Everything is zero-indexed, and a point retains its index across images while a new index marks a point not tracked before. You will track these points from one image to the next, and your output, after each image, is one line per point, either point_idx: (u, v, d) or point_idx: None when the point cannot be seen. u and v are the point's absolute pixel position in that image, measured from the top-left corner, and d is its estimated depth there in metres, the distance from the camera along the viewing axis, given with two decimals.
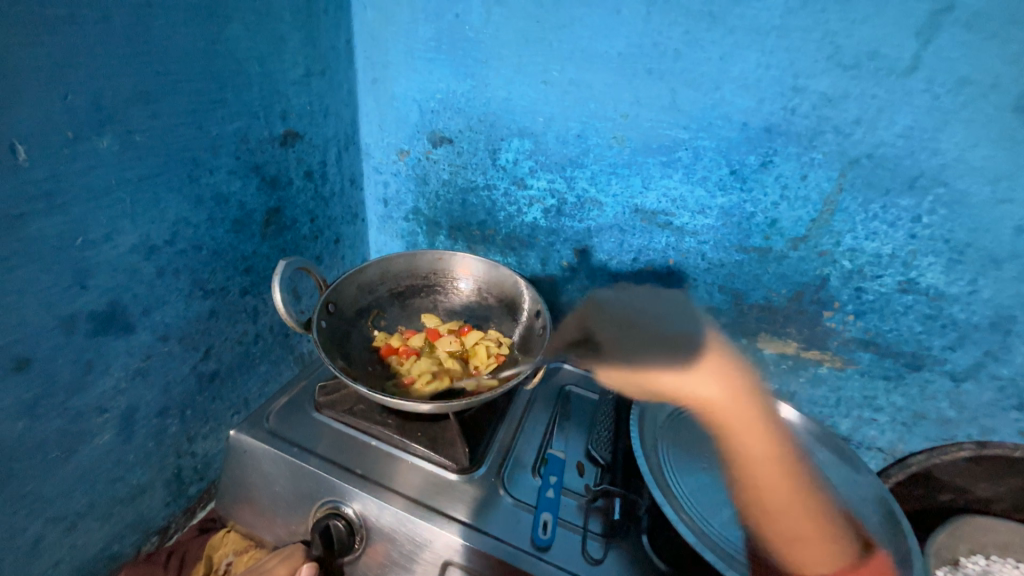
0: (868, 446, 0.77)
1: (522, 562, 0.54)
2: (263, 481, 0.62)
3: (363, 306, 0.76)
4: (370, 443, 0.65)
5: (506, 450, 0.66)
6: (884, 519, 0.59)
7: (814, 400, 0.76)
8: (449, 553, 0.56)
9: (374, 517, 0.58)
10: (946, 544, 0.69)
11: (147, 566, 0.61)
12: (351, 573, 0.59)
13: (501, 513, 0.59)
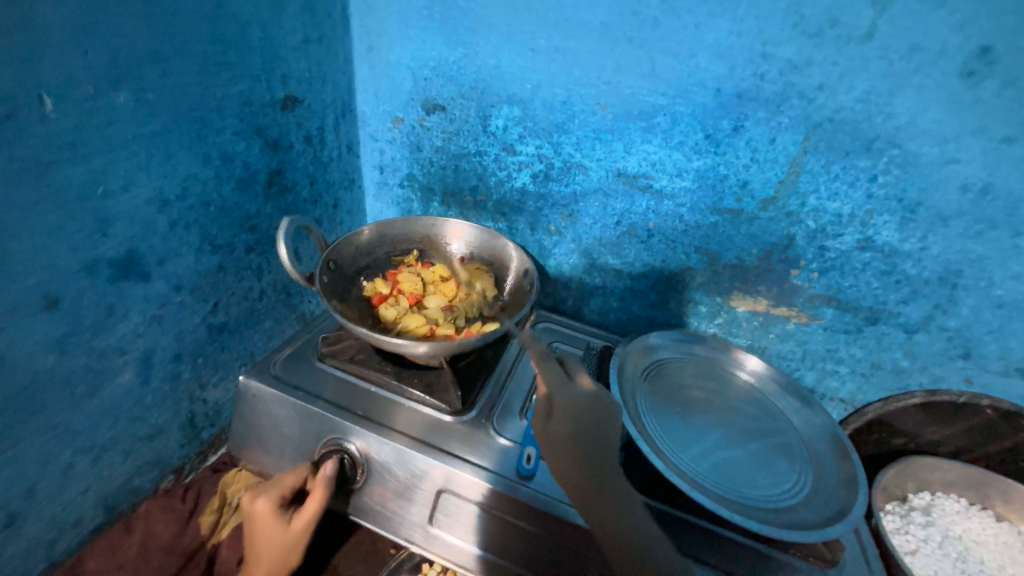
0: (830, 397, 0.83)
1: (509, 488, 0.60)
2: (271, 422, 0.67)
3: (361, 266, 0.81)
4: (371, 389, 0.71)
5: (495, 398, 0.73)
6: (835, 453, 0.66)
7: (782, 354, 0.82)
8: (445, 480, 0.62)
9: (375, 453, 0.64)
10: (894, 482, 0.75)
11: (167, 499, 0.66)
12: (356, 501, 0.64)
13: (490, 449, 0.65)
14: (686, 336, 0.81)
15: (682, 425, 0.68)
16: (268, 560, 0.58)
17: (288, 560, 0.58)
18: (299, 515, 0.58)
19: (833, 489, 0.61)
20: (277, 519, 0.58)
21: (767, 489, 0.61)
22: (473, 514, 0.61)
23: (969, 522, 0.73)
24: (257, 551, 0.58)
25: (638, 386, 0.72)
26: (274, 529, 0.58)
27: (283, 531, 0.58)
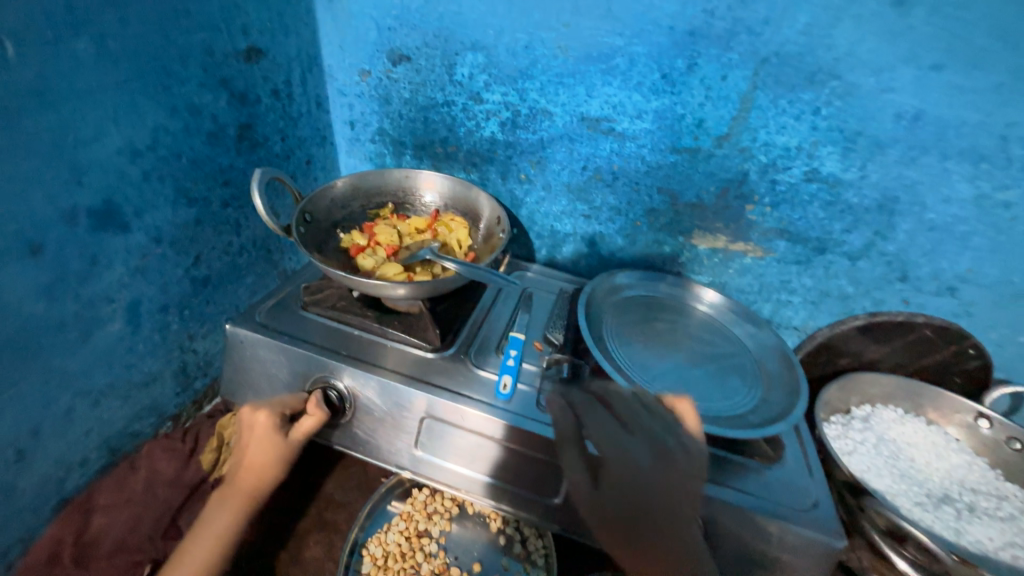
0: (785, 325, 0.90)
1: (487, 410, 0.66)
2: (260, 366, 0.71)
3: (337, 219, 0.83)
4: (354, 332, 0.75)
5: (472, 337, 0.78)
6: (782, 368, 0.73)
7: (741, 288, 0.88)
8: (427, 408, 0.67)
9: (361, 387, 0.69)
10: (838, 396, 0.82)
11: (168, 441, 0.71)
12: (346, 432, 0.70)
13: (469, 380, 0.71)
14: (649, 275, 0.87)
15: (645, 351, 0.74)
16: (262, 467, 0.61)
17: (277, 473, 0.62)
18: (299, 430, 0.63)
19: (779, 397, 0.68)
20: (278, 431, 0.62)
21: (720, 400, 0.68)
22: (454, 435, 0.67)
23: (903, 427, 0.79)
24: (249, 461, 0.61)
25: (605, 320, 0.77)
26: (274, 439, 0.61)
27: (282, 442, 0.61)
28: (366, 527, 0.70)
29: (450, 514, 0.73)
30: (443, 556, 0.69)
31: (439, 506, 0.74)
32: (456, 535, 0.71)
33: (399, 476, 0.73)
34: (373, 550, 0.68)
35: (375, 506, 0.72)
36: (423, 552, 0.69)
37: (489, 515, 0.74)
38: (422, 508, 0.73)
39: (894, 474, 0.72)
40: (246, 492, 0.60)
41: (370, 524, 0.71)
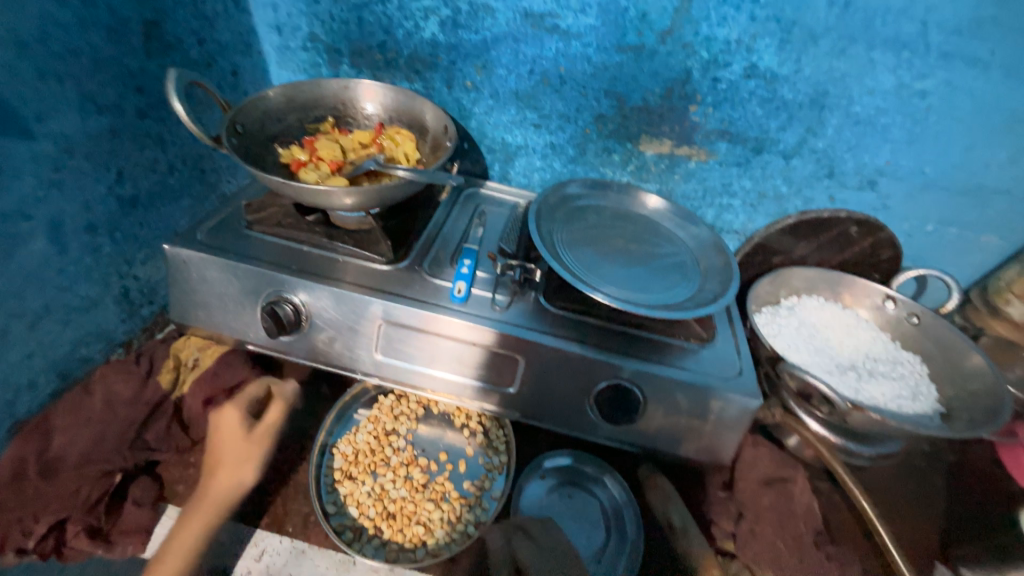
0: (728, 230, 0.95)
1: (443, 312, 0.68)
2: (207, 286, 0.70)
3: (272, 134, 0.79)
4: (304, 249, 0.74)
5: (427, 250, 0.79)
6: (718, 262, 0.78)
7: (686, 195, 0.91)
8: (384, 314, 0.69)
9: (314, 300, 0.69)
10: (768, 289, 0.89)
11: (121, 364, 0.70)
12: (307, 345, 0.71)
13: (424, 288, 0.72)
14: (597, 184, 0.88)
15: (593, 254, 0.78)
16: (227, 465, 0.65)
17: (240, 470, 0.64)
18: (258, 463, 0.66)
19: (714, 286, 0.74)
20: (241, 424, 0.68)
21: (661, 292, 0.73)
22: (414, 338, 0.69)
23: (822, 312, 0.88)
24: (213, 459, 0.65)
25: (555, 227, 0.79)
26: (237, 436, 0.67)
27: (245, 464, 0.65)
28: (334, 431, 0.74)
29: (416, 415, 0.77)
30: (410, 449, 0.73)
31: (405, 408, 0.78)
32: (422, 431, 0.76)
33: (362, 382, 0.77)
34: (343, 447, 0.72)
35: (344, 410, 0.76)
36: (391, 447, 0.73)
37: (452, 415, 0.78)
38: (389, 410, 0.77)
39: (810, 350, 0.81)
40: (213, 487, 0.63)
41: (340, 426, 0.75)
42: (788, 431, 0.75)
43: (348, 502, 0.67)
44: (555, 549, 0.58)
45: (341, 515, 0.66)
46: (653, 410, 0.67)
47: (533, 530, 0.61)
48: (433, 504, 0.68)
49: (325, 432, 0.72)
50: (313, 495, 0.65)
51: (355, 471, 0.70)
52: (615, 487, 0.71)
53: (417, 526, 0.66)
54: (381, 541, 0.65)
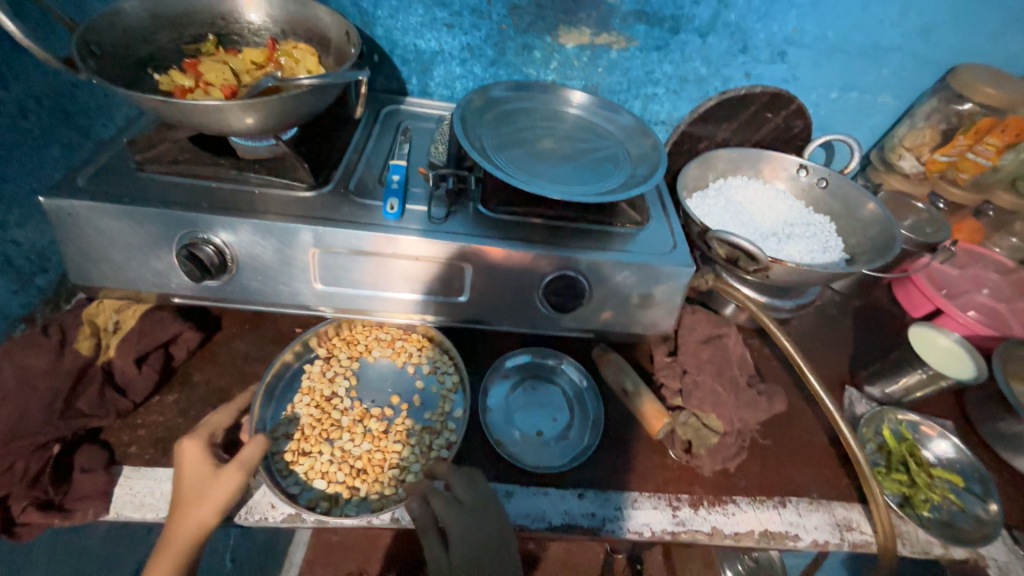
0: (656, 122, 0.96)
1: (379, 231, 0.66)
2: (106, 238, 0.63)
3: (142, 58, 0.69)
4: (211, 185, 0.67)
5: (350, 172, 0.75)
6: (646, 147, 0.80)
7: (612, 89, 0.90)
8: (316, 241, 0.65)
9: (236, 237, 0.64)
10: (697, 174, 0.92)
11: (27, 338, 0.63)
12: (239, 286, 0.68)
13: (354, 209, 0.68)
14: (518, 85, 0.85)
15: (524, 154, 0.76)
16: (190, 514, 0.54)
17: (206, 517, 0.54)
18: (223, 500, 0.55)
19: (643, 169, 0.76)
20: (207, 466, 0.56)
21: (595, 181, 0.74)
22: (354, 262, 0.67)
23: (746, 189, 0.93)
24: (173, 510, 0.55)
25: (482, 132, 0.76)
26: (204, 475, 0.55)
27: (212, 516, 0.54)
28: (268, 415, 0.67)
29: (351, 371, 0.74)
30: (360, 404, 0.70)
31: (337, 368, 0.73)
32: (365, 382, 0.73)
33: (282, 359, 0.68)
34: (283, 429, 0.67)
35: (272, 388, 0.69)
36: (338, 409, 0.69)
37: (393, 354, 0.76)
38: (321, 376, 0.72)
39: (737, 224, 0.87)
40: (176, 544, 0.53)
41: (270, 410, 0.68)
42: (723, 298, 0.83)
43: (311, 476, 0.63)
44: (476, 501, 0.59)
45: (308, 491, 0.62)
46: (596, 293, 0.71)
47: (452, 485, 0.60)
48: (401, 444, 0.67)
49: (258, 418, 0.65)
50: (268, 480, 0.60)
51: (308, 445, 0.65)
52: (572, 370, 0.76)
53: (391, 470, 0.65)
54: (360, 496, 0.63)
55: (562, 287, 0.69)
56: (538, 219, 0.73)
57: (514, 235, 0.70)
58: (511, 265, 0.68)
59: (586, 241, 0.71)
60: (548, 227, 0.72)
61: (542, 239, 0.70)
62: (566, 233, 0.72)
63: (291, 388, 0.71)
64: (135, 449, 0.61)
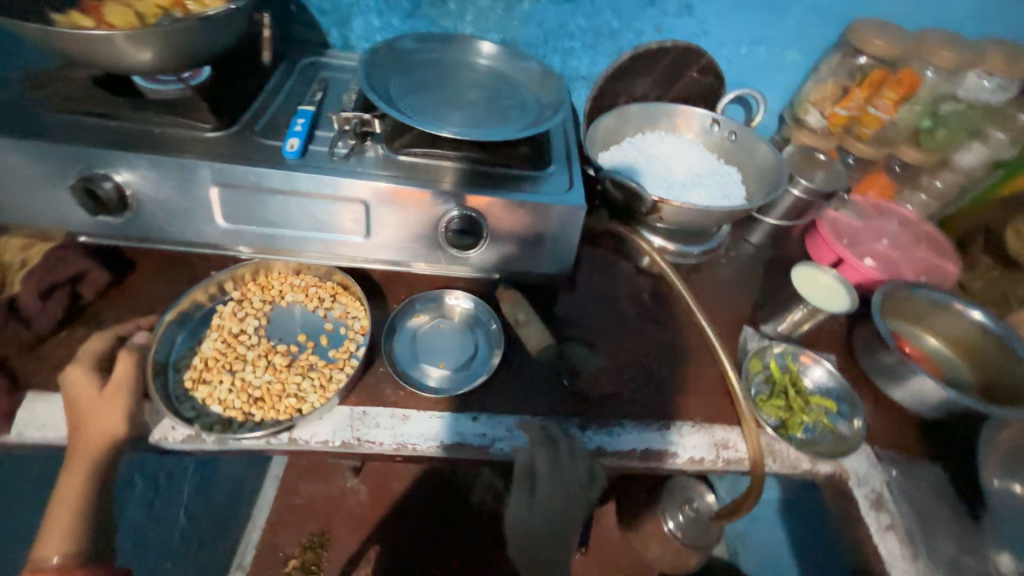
0: (577, 78, 0.98)
1: (280, 169, 0.68)
2: (5, 172, 0.64)
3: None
4: (111, 124, 0.68)
5: (259, 116, 0.76)
6: (555, 96, 0.82)
7: (530, 42, 0.93)
8: (216, 178, 0.67)
9: (135, 173, 0.66)
10: (614, 127, 0.95)
11: None
12: (146, 222, 0.70)
13: (257, 150, 0.70)
14: (433, 36, 0.87)
15: (431, 100, 0.78)
16: (88, 437, 0.59)
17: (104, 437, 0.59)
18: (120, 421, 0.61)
19: (549, 115, 0.78)
20: (93, 390, 0.61)
21: (500, 124, 0.76)
22: (256, 200, 0.69)
23: (661, 142, 0.96)
24: (71, 439, 0.59)
25: (390, 79, 0.78)
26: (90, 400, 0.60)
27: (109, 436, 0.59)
28: (176, 347, 0.70)
29: (264, 312, 0.76)
30: (266, 341, 0.73)
31: (249, 309, 0.76)
32: (276, 322, 0.76)
33: (191, 295, 0.71)
34: (188, 359, 0.70)
35: (185, 321, 0.72)
36: (244, 345, 0.72)
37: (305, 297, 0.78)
38: (232, 316, 0.74)
39: (648, 174, 0.90)
40: (80, 466, 0.59)
41: (179, 340, 0.71)
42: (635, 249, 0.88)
43: (209, 402, 0.66)
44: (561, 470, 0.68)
45: (204, 415, 0.65)
46: (495, 232, 0.75)
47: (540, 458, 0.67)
48: (302, 375, 0.70)
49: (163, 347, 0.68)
50: (162, 402, 0.63)
51: (209, 374, 0.68)
52: (466, 300, 0.80)
53: (287, 399, 0.67)
54: (255, 421, 0.66)
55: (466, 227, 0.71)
56: (448, 161, 0.74)
57: (419, 176, 0.72)
58: (412, 204, 0.71)
59: (488, 183, 0.74)
60: (455, 170, 0.74)
61: (445, 180, 0.73)
62: (472, 176, 0.74)
63: (202, 325, 0.73)
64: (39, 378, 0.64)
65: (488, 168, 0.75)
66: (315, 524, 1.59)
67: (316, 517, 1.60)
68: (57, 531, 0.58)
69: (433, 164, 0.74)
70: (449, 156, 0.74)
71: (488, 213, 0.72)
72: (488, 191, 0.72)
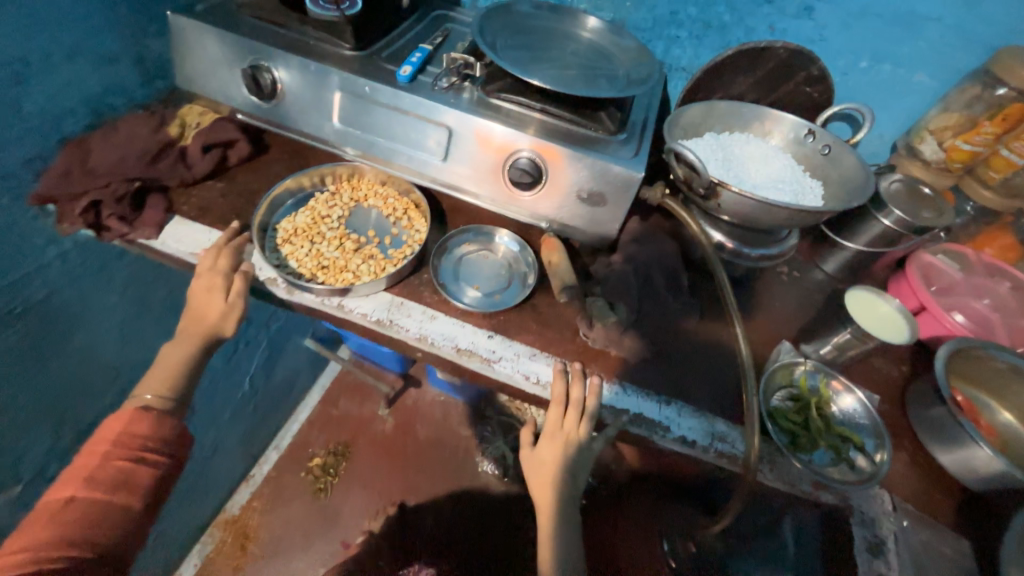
0: (676, 68, 1.01)
1: (391, 87, 0.81)
2: (204, 54, 0.85)
3: None
4: (280, 31, 0.86)
5: (387, 46, 0.90)
6: (646, 74, 0.86)
7: (637, 25, 0.97)
8: (343, 85, 0.82)
9: (286, 71, 0.83)
10: (701, 119, 0.95)
11: (139, 115, 0.88)
12: (282, 112, 0.87)
13: (378, 70, 0.84)
14: (548, 7, 0.96)
15: (530, 56, 0.86)
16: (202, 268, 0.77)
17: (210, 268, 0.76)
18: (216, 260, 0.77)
19: (636, 87, 0.82)
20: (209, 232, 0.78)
21: (587, 87, 0.82)
22: (367, 110, 0.83)
23: (747, 143, 0.95)
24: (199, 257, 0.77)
25: (498, 34, 0.88)
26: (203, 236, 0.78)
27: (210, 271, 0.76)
28: (277, 215, 0.87)
29: (348, 207, 0.91)
30: (343, 228, 0.87)
31: (337, 202, 0.91)
32: (355, 217, 0.90)
33: (294, 179, 0.87)
34: (284, 225, 0.86)
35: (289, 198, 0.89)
36: (326, 226, 0.86)
37: (381, 204, 0.92)
38: (324, 203, 0.89)
39: (724, 167, 0.89)
40: None
41: (282, 210, 0.88)
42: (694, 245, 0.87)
43: (290, 258, 0.82)
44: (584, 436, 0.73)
45: (284, 265, 0.81)
46: (555, 181, 0.80)
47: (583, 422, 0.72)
48: (362, 260, 0.83)
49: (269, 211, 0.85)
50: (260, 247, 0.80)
51: (296, 239, 0.84)
52: (513, 243, 0.89)
53: (346, 273, 0.81)
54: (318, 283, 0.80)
55: (531, 168, 0.79)
56: (532, 111, 0.82)
57: (501, 116, 0.81)
58: (488, 139, 0.80)
59: (562, 135, 0.80)
60: (535, 119, 0.82)
61: (523, 125, 0.81)
62: (549, 128, 0.81)
63: (301, 204, 0.90)
64: (187, 209, 0.84)
65: (567, 125, 0.82)
66: (343, 435, 1.77)
67: (345, 429, 1.78)
68: (159, 373, 0.72)
69: (518, 111, 0.83)
70: (534, 107, 0.82)
71: (553, 159, 0.79)
72: (559, 141, 0.78)
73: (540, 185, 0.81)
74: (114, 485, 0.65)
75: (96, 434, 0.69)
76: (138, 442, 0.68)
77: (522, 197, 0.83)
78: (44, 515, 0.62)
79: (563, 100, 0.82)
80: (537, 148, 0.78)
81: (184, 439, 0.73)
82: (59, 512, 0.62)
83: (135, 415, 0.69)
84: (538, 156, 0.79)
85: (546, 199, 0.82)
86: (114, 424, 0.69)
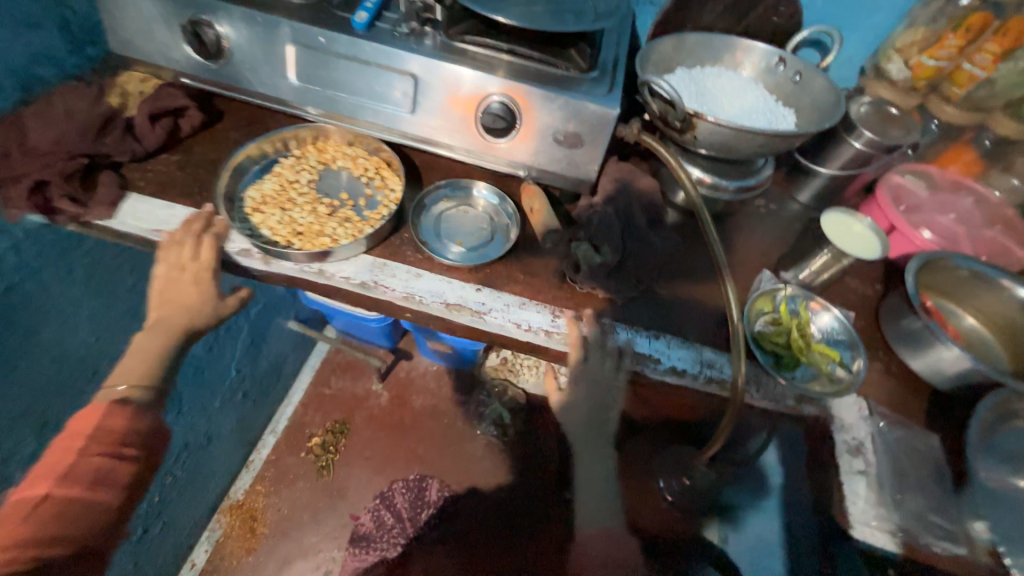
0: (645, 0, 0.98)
1: (348, 34, 0.76)
2: (137, 12, 0.78)
3: None
4: None
5: None
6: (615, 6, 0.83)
7: None
8: (295, 37, 0.77)
9: (230, 25, 0.77)
10: (672, 54, 0.93)
11: (74, 87, 0.80)
12: (233, 71, 0.81)
13: (332, 19, 0.78)
14: None
15: None
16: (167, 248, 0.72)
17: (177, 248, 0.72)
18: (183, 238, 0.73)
19: (605, 19, 0.79)
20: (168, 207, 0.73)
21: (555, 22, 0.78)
22: (324, 62, 0.78)
23: (719, 77, 0.93)
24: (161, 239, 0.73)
25: None
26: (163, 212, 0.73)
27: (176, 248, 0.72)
28: (242, 182, 0.83)
29: (316, 170, 0.87)
30: (314, 192, 0.84)
31: (304, 166, 0.87)
32: (325, 180, 0.86)
33: (254, 144, 0.82)
34: (250, 193, 0.82)
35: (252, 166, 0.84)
36: (296, 191, 0.83)
37: (350, 165, 0.88)
38: (291, 167, 0.86)
39: (698, 101, 0.88)
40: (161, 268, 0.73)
41: (248, 177, 0.84)
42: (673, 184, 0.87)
43: (262, 227, 0.79)
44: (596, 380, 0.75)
45: (256, 235, 0.78)
46: (530, 124, 0.78)
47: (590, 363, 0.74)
48: (338, 223, 0.80)
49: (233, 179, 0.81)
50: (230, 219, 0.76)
51: (265, 207, 0.81)
52: (490, 196, 0.87)
53: (324, 237, 0.78)
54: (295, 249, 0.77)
55: (506, 111, 0.76)
56: (501, 53, 0.78)
57: (468, 59, 0.77)
58: (457, 85, 0.77)
59: (534, 77, 0.77)
60: (504, 62, 0.78)
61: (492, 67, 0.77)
62: (520, 70, 0.78)
63: (267, 170, 0.85)
64: (145, 184, 0.79)
65: (538, 66, 0.79)
66: (339, 413, 1.77)
67: (340, 407, 1.78)
68: (135, 364, 0.68)
69: (486, 54, 0.79)
70: (503, 48, 0.78)
71: (526, 101, 0.76)
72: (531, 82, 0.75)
73: (516, 130, 0.78)
74: (92, 481, 0.61)
75: (67, 428, 0.63)
76: (118, 436, 0.63)
77: (497, 144, 0.80)
78: (14, 513, 0.57)
79: (532, 40, 0.79)
80: (509, 91, 0.76)
81: (164, 435, 0.69)
82: (28, 513, 0.57)
83: (113, 408, 0.64)
84: (511, 99, 0.76)
85: (522, 145, 0.80)
86: (88, 419, 0.64)
